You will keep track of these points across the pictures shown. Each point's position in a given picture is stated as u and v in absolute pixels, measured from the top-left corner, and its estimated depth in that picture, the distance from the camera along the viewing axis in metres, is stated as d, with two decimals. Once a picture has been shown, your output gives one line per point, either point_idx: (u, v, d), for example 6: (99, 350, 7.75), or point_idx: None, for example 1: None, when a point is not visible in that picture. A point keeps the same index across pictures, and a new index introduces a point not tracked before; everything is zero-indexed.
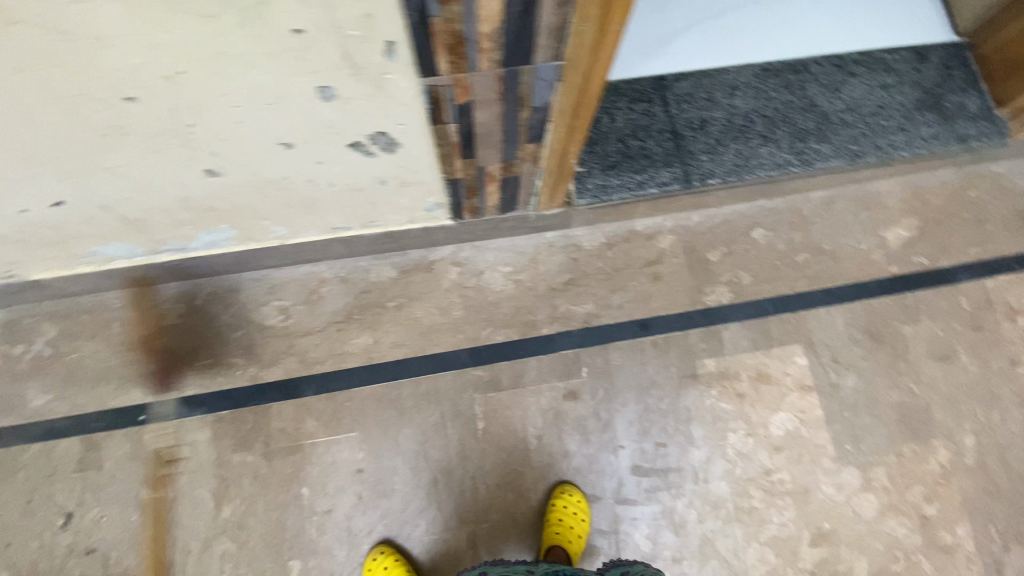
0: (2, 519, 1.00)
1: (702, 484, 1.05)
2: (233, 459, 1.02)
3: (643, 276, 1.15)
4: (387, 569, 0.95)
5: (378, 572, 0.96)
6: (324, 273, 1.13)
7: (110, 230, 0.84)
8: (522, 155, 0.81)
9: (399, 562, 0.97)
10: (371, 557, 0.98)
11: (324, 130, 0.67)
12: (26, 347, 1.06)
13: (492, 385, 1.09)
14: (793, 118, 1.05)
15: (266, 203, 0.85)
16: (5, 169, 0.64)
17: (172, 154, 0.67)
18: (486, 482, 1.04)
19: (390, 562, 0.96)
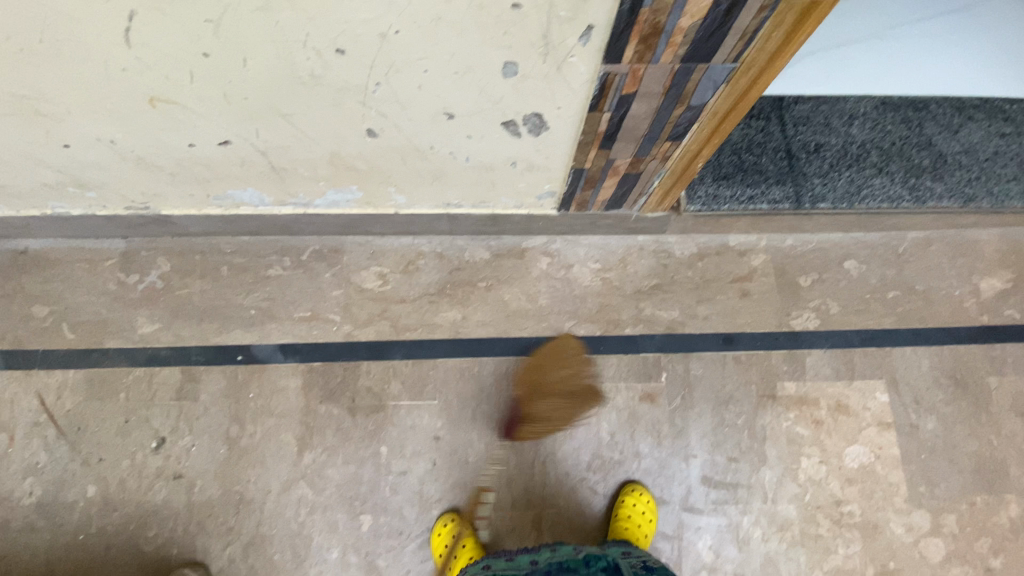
0: (99, 434, 1.04)
1: (770, 504, 1.04)
2: (320, 408, 1.06)
3: (731, 291, 1.16)
4: (457, 537, 0.98)
5: (447, 538, 0.99)
6: (422, 247, 1.17)
7: (254, 175, 0.89)
8: (655, 153, 0.83)
9: (467, 533, 0.99)
10: (440, 523, 1.00)
11: (488, 105, 0.71)
12: (141, 277, 1.12)
13: (571, 376, 1.11)
14: (907, 154, 1.05)
15: (401, 170, 0.89)
16: (198, 104, 0.69)
17: (346, 109, 0.71)
18: (556, 469, 1.06)
19: (460, 532, 0.99)
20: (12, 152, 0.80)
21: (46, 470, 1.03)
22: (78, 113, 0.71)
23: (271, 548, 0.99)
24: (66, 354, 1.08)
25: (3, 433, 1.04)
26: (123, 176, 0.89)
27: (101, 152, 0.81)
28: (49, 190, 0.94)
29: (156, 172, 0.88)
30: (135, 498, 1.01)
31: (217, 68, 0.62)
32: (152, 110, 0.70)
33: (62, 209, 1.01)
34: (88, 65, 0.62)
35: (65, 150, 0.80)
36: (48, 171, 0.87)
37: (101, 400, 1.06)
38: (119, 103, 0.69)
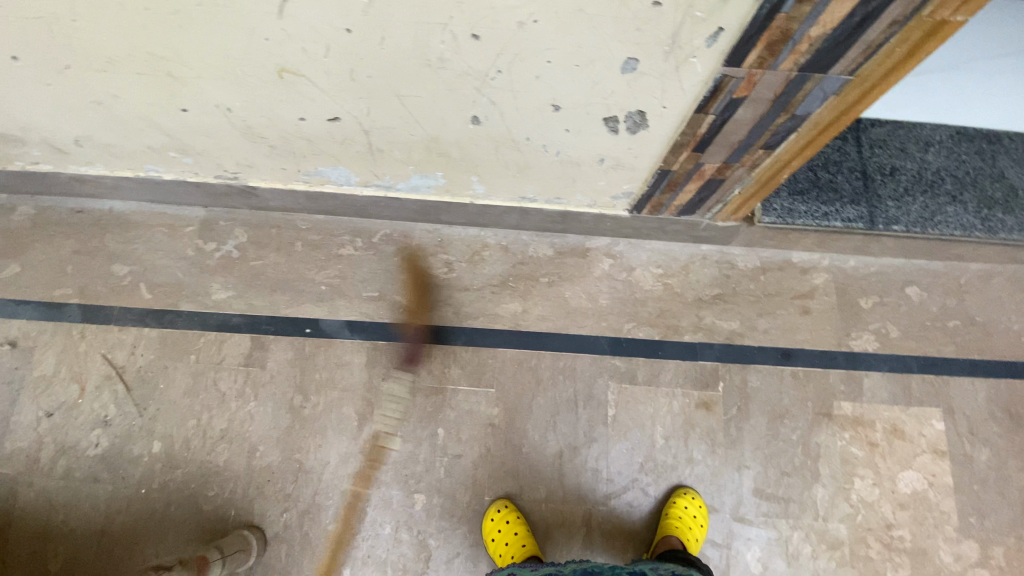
0: (166, 393, 1.07)
1: (821, 521, 1.04)
2: (382, 386, 1.09)
3: (791, 307, 1.16)
4: (510, 523, 0.98)
5: (499, 523, 0.99)
6: (489, 239, 1.20)
7: (350, 153, 0.92)
8: (744, 160, 0.85)
9: (520, 521, 0.99)
10: (493, 508, 1.01)
11: (596, 101, 0.74)
12: (218, 245, 1.16)
13: (628, 377, 1.11)
14: (982, 184, 1.06)
15: (490, 160, 0.92)
16: (322, 79, 0.73)
17: (460, 95, 0.74)
18: (609, 468, 1.05)
19: (512, 518, 0.99)
20: (130, 112, 0.84)
21: (114, 423, 1.05)
22: (206, 78, 0.75)
23: (326, 518, 1.01)
24: (140, 312, 1.12)
25: (75, 384, 1.07)
26: (225, 144, 0.93)
27: (213, 119, 0.85)
28: (150, 153, 0.98)
29: (257, 143, 0.92)
30: (197, 458, 1.03)
31: (353, 44, 0.66)
32: (277, 81, 0.74)
33: (155, 173, 1.06)
34: (233, 31, 0.65)
35: (180, 115, 0.84)
36: (156, 134, 0.91)
37: (171, 360, 1.08)
38: (248, 71, 0.72)
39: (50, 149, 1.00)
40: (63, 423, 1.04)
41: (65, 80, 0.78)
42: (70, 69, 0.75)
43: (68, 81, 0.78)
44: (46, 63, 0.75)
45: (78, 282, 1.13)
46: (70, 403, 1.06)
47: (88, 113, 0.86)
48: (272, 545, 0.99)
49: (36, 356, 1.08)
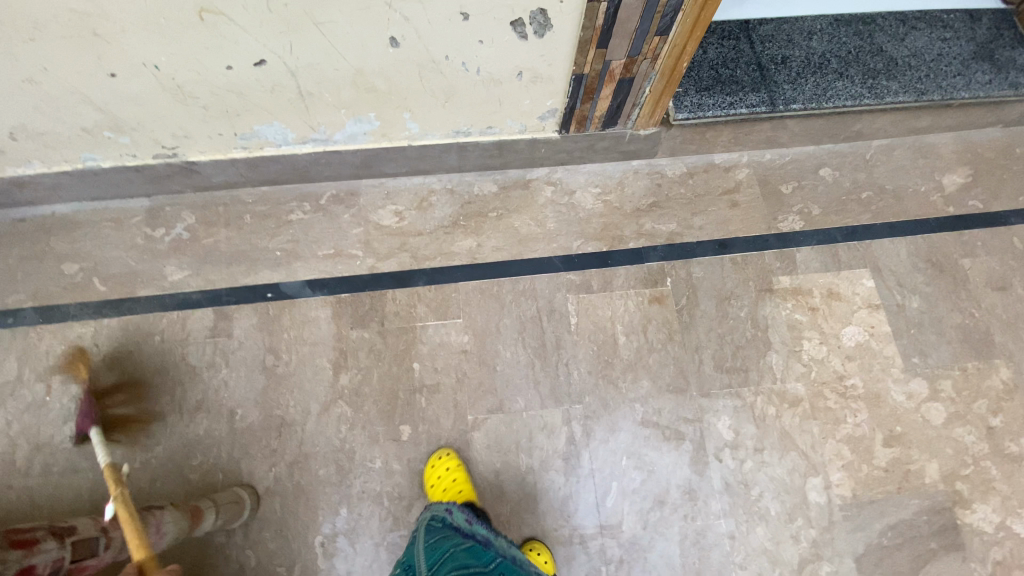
0: (136, 376, 1.07)
1: (780, 384, 1.12)
2: (352, 334, 1.12)
3: (722, 203, 1.26)
4: (449, 470, 0.99)
5: (439, 470, 1.00)
6: (434, 185, 1.25)
7: (283, 103, 0.97)
8: (646, 51, 0.94)
9: (458, 467, 1.00)
10: (437, 456, 1.02)
11: (499, 3, 0.81)
12: (167, 230, 1.17)
13: (584, 287, 1.17)
14: (863, 60, 1.18)
15: (416, 90, 0.98)
16: (242, 15, 0.78)
17: (374, 14, 0.80)
18: (579, 369, 1.11)
19: (452, 466, 1.00)
20: (59, 84, 0.87)
21: None
22: (130, 31, 0.78)
23: (315, 464, 1.02)
24: (98, 305, 1.12)
25: (40, 383, 1.06)
26: (159, 112, 0.96)
27: (143, 82, 0.88)
28: (84, 136, 1.00)
29: (190, 106, 0.95)
30: (177, 431, 1.03)
31: None
32: (199, 24, 0.78)
33: (93, 161, 1.07)
34: None
35: (109, 80, 0.87)
36: (88, 109, 0.93)
37: (136, 344, 1.09)
38: (168, 16, 0.77)
39: None
40: (33, 422, 1.04)
41: None
42: None
43: None
44: None
45: (29, 287, 1.13)
46: (38, 402, 1.05)
47: (16, 93, 0.88)
48: (265, 500, 1.00)
49: None
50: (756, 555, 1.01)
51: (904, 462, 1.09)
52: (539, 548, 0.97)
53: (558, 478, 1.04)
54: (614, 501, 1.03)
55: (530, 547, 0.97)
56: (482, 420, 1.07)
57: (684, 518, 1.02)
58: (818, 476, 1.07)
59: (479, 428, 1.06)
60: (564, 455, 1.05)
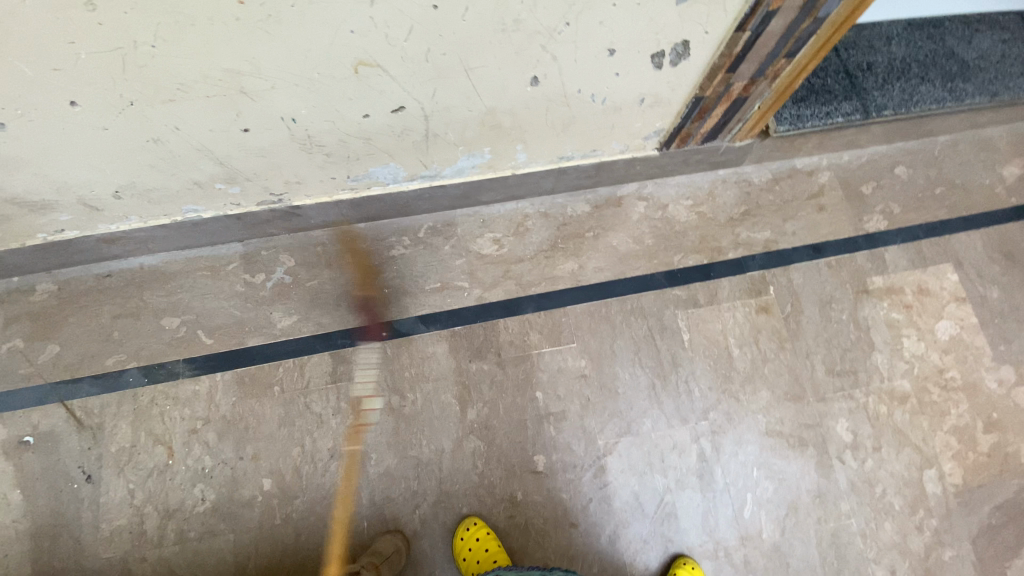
0: (261, 430, 1.04)
1: (886, 382, 1.16)
2: (472, 367, 1.11)
3: (809, 207, 1.29)
4: (479, 540, 0.97)
5: (469, 541, 0.98)
6: (528, 210, 1.24)
7: (406, 145, 0.94)
8: (769, 72, 0.94)
9: (490, 537, 0.98)
10: (464, 527, 1.01)
11: (649, 37, 0.80)
12: (266, 275, 1.14)
13: (690, 302, 1.19)
14: (940, 63, 1.22)
15: (538, 123, 0.97)
16: (398, 66, 0.75)
17: (526, 57, 0.79)
18: (699, 385, 1.12)
19: (481, 534, 0.98)
20: (186, 143, 0.82)
21: (214, 474, 1.01)
22: (279, 88, 0.74)
23: (458, 502, 1.03)
24: (207, 359, 1.08)
25: (160, 447, 1.03)
26: (278, 162, 0.92)
27: (274, 134, 0.84)
28: (194, 189, 0.95)
29: (312, 153, 0.91)
30: (313, 482, 1.02)
31: (436, 20, 0.68)
32: (352, 77, 0.75)
33: (194, 213, 1.03)
34: (320, 29, 0.66)
35: (240, 136, 0.83)
36: (207, 164, 0.89)
37: (256, 397, 1.06)
38: (324, 72, 0.73)
39: (81, 209, 0.95)
40: (160, 489, 1.00)
41: (124, 119, 0.75)
42: (130, 104, 0.72)
43: (126, 120, 0.75)
44: (106, 102, 0.71)
45: (130, 347, 1.08)
46: (161, 466, 1.01)
47: (137, 154, 0.83)
48: (415, 543, 1.01)
49: (107, 430, 1.03)
50: (888, 549, 1.06)
51: (1007, 447, 1.15)
52: (691, 564, 1.01)
53: (695, 495, 1.06)
54: (751, 511, 1.06)
55: (684, 562, 1.01)
56: (613, 444, 1.08)
57: (818, 521, 1.06)
58: (933, 468, 1.12)
59: (612, 452, 1.07)
60: (698, 471, 1.07)
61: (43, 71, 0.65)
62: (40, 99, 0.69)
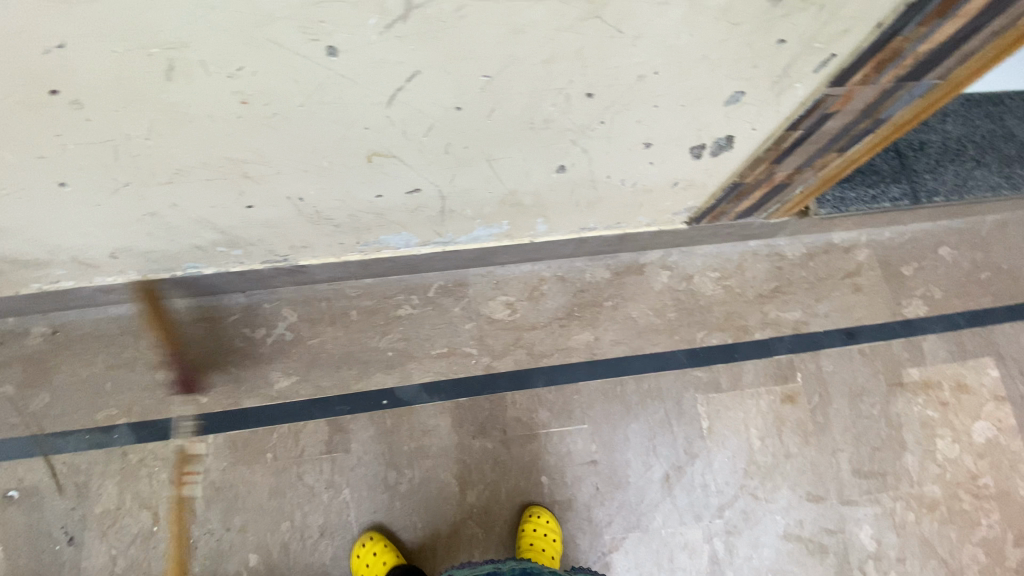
0: (253, 500, 1.00)
1: (916, 487, 1.09)
2: (474, 444, 1.06)
3: (845, 287, 1.21)
4: None
5: None
6: (544, 272, 1.18)
7: (421, 218, 0.90)
8: (816, 163, 0.87)
9: None
10: None
11: (690, 133, 0.73)
12: (268, 330, 1.09)
13: (713, 386, 1.12)
14: (999, 145, 1.13)
15: (561, 202, 0.90)
16: (414, 155, 0.69)
17: (554, 149, 0.72)
18: (715, 480, 1.06)
19: None
20: (186, 217, 0.77)
21: (200, 545, 0.98)
22: (285, 173, 0.69)
23: None
24: (200, 419, 1.04)
25: (145, 512, 0.99)
26: (284, 231, 0.87)
27: (279, 210, 0.79)
28: (193, 252, 0.90)
29: (320, 224, 0.86)
30: (302, 560, 0.98)
31: (459, 119, 0.62)
32: (365, 165, 0.70)
33: (194, 269, 0.97)
34: (332, 126, 0.60)
35: (243, 212, 0.77)
36: (208, 233, 0.83)
37: (247, 464, 1.02)
38: (333, 159, 0.67)
39: (76, 266, 0.90)
40: (143, 557, 0.97)
41: (118, 198, 0.69)
42: (124, 186, 0.67)
43: (121, 199, 0.69)
44: (98, 184, 0.65)
45: (122, 401, 1.04)
46: (145, 533, 0.98)
47: (133, 226, 0.77)
48: None
49: (92, 489, 1.00)
50: None
51: None
52: (541, 513, 1.00)
53: None
54: None
55: (531, 515, 1.00)
56: (620, 540, 1.02)
57: None
58: None
59: (618, 549, 1.02)
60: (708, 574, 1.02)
61: (27, 158, 0.59)
62: (26, 182, 0.63)
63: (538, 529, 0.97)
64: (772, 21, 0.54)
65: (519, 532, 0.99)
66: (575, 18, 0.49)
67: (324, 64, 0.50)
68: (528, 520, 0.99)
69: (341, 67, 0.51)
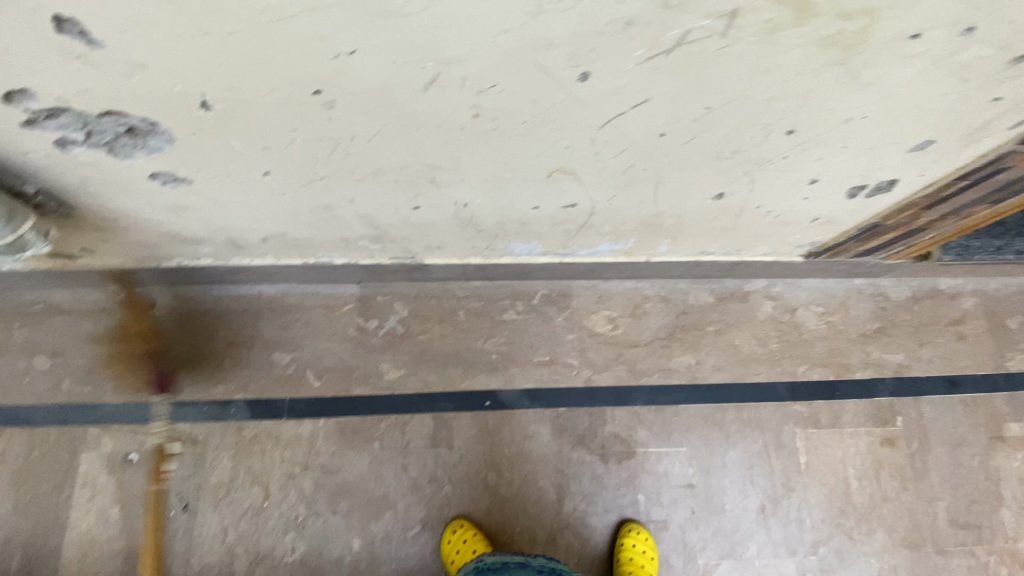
0: (360, 486, 1.03)
1: (1014, 544, 1.07)
2: (573, 455, 1.08)
3: (948, 334, 1.20)
4: None
5: None
6: (647, 291, 1.19)
7: (560, 230, 0.92)
8: (963, 213, 0.87)
9: None
10: None
11: (859, 174, 0.74)
12: (380, 322, 1.13)
13: (812, 421, 1.12)
14: None
15: (698, 227, 0.91)
16: (593, 174, 0.71)
17: (724, 179, 0.74)
18: (811, 516, 1.06)
19: None
20: (353, 211, 0.80)
21: (307, 525, 1.01)
22: (467, 180, 0.72)
23: None
24: (312, 402, 1.07)
25: (257, 487, 1.02)
26: (430, 231, 0.90)
27: (440, 212, 0.82)
28: (337, 243, 0.93)
29: (465, 228, 0.89)
30: (402, 551, 1.01)
31: (658, 144, 0.64)
32: (542, 179, 0.72)
33: (327, 258, 1.01)
34: (538, 142, 0.63)
35: (408, 211, 0.80)
36: (362, 227, 0.86)
37: (355, 450, 1.05)
38: (517, 172, 0.70)
39: (225, 246, 0.94)
40: (253, 531, 1.00)
41: (307, 189, 0.72)
42: (319, 179, 0.70)
43: (308, 191, 0.73)
44: (297, 175, 0.69)
45: (240, 377, 1.08)
46: (256, 508, 1.01)
47: (302, 215, 0.81)
48: None
49: (208, 459, 1.04)
50: None
51: None
52: (640, 530, 1.02)
53: None
54: None
55: (631, 528, 1.02)
56: (713, 566, 1.03)
57: None
58: None
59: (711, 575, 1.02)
60: None
61: (253, 148, 0.62)
62: (237, 169, 0.67)
63: (638, 545, 0.99)
64: (1000, 79, 0.55)
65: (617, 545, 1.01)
66: (822, 63, 0.51)
67: (570, 87, 0.53)
68: (627, 535, 1.01)
69: (583, 91, 0.53)
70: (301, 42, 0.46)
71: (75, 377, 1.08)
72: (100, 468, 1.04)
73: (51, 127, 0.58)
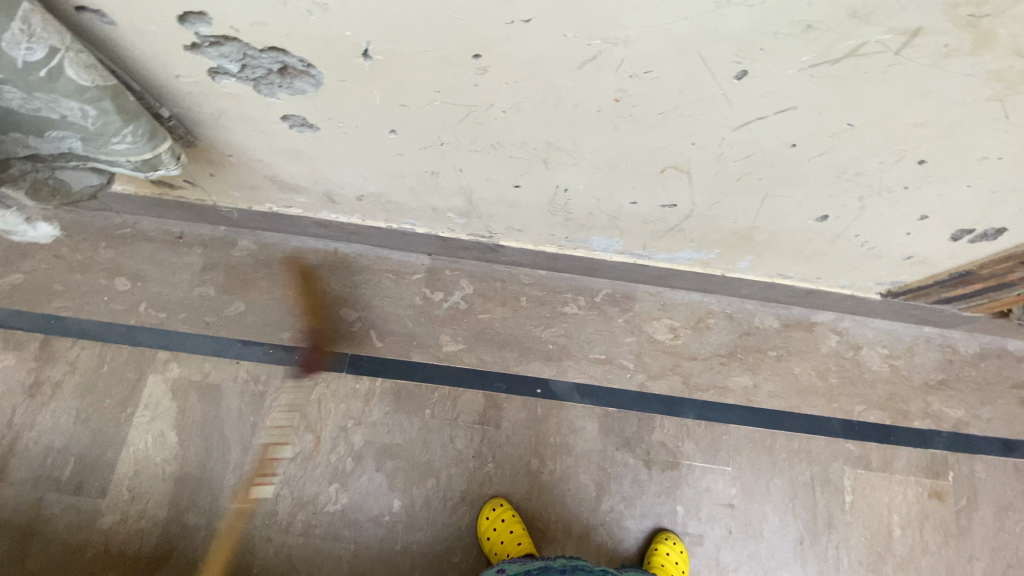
0: (406, 450, 1.05)
1: None
2: (617, 456, 1.08)
3: (1013, 397, 1.16)
4: None
5: None
6: (712, 306, 1.18)
7: (647, 230, 0.92)
8: None
9: None
10: None
11: (972, 218, 0.73)
12: (446, 295, 1.15)
13: (862, 462, 1.10)
14: None
15: (787, 247, 0.91)
16: (706, 177, 0.72)
17: (833, 201, 0.73)
18: (849, 556, 1.04)
19: None
20: (457, 181, 0.82)
21: (351, 479, 1.03)
22: (579, 165, 0.73)
23: None
24: (371, 362, 1.10)
25: (309, 434, 1.05)
26: (520, 212, 0.91)
27: (538, 194, 0.83)
28: (427, 211, 0.95)
29: (555, 214, 0.90)
30: (437, 520, 1.02)
31: (784, 155, 0.64)
32: (653, 174, 0.73)
33: (410, 226, 1.03)
34: (666, 136, 0.63)
35: (508, 188, 0.82)
36: (457, 199, 0.88)
37: (406, 415, 1.07)
38: (631, 164, 0.71)
39: (319, 198, 0.97)
40: (300, 475, 1.03)
41: (423, 153, 0.75)
42: (438, 144, 0.72)
43: (424, 153, 0.75)
44: (420, 137, 0.71)
45: (305, 327, 1.11)
46: (306, 454, 1.04)
47: (406, 178, 0.83)
48: None
49: (266, 400, 1.07)
50: None
51: None
52: (674, 540, 1.01)
53: None
54: None
55: (666, 537, 1.02)
56: None
57: None
58: None
59: None
60: None
61: (391, 103, 0.64)
62: (367, 122, 0.69)
63: (671, 554, 0.99)
64: None
65: (649, 551, 1.01)
66: (982, 95, 0.51)
67: (722, 84, 0.54)
68: (661, 543, 1.01)
69: (733, 90, 0.54)
70: (484, 4, 0.48)
71: (151, 302, 1.12)
72: (164, 393, 1.07)
73: (210, 55, 0.61)
